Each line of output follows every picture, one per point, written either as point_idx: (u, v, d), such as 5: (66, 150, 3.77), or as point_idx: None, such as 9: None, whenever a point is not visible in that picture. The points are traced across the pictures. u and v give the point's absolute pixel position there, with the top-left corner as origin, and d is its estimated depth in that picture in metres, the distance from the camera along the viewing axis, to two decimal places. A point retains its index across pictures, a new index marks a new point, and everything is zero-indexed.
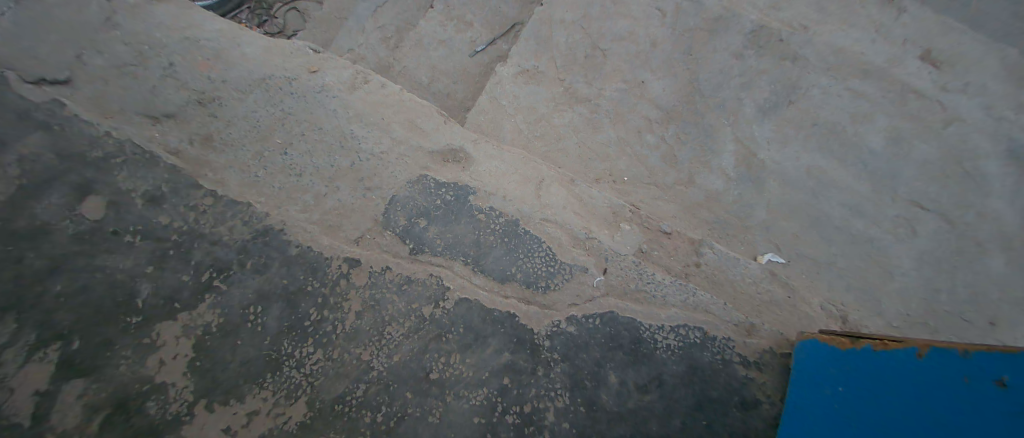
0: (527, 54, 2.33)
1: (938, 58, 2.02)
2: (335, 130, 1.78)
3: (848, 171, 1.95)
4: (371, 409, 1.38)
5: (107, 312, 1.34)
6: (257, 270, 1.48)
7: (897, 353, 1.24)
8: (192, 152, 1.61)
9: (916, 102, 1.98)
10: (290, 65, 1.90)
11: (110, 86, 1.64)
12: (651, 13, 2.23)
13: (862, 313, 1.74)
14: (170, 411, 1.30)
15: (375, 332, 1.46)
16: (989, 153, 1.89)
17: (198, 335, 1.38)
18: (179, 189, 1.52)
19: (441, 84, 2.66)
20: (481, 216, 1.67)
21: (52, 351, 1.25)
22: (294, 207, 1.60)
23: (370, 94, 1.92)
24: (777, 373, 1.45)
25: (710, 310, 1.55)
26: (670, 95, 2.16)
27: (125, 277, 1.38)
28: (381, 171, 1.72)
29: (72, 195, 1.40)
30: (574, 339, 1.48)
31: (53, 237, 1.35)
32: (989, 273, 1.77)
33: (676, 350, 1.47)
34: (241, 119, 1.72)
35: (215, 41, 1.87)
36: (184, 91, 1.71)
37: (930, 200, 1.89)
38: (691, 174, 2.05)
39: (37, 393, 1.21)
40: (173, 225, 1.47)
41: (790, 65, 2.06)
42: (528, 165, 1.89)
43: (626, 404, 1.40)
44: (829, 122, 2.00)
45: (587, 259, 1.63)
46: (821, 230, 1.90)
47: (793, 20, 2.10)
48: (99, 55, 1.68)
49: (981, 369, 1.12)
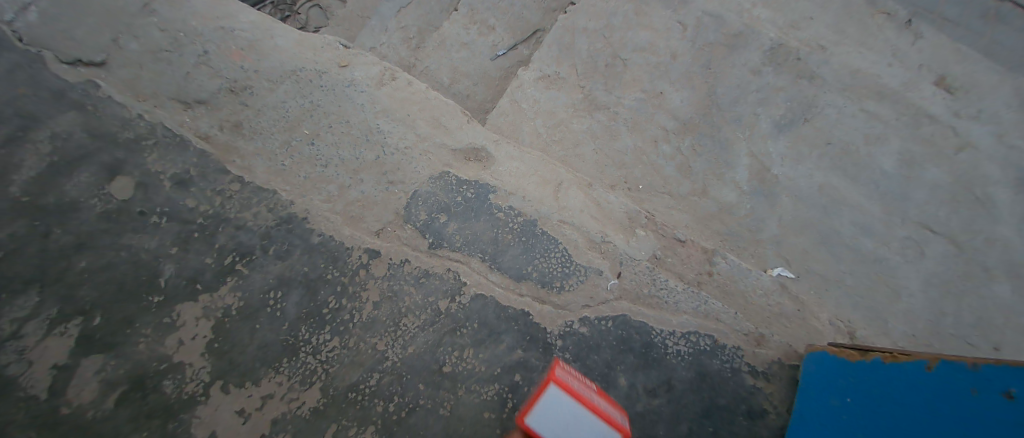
0: (549, 60, 2.37)
1: (953, 85, 2.06)
2: (361, 124, 1.81)
3: (860, 191, 1.97)
4: (383, 398, 1.41)
5: (129, 290, 1.36)
6: (278, 256, 1.51)
7: (907, 366, 1.26)
8: (221, 138, 1.65)
9: (929, 126, 2.01)
10: (319, 58, 1.94)
11: (144, 70, 1.68)
12: (673, 26, 2.28)
13: (868, 331, 1.75)
14: (186, 391, 1.32)
15: (391, 323, 1.50)
16: (998, 180, 1.92)
17: (217, 317, 1.41)
18: (207, 173, 1.55)
19: (461, 86, 2.71)
20: (500, 215, 1.71)
21: (72, 326, 1.27)
22: (318, 196, 1.64)
23: (397, 91, 1.96)
24: (785, 383, 1.50)
25: (721, 318, 1.59)
26: (689, 107, 2.18)
27: (149, 257, 1.40)
28: (404, 166, 1.76)
29: (102, 174, 1.44)
30: (586, 340, 1.52)
31: (81, 214, 1.38)
32: (995, 299, 1.80)
33: (686, 356, 1.52)
34: (270, 108, 1.77)
35: (249, 31, 1.90)
36: (216, 79, 1.75)
37: (940, 224, 1.91)
38: (705, 185, 2.06)
39: (54, 366, 1.22)
40: (199, 208, 1.50)
41: (806, 84, 2.10)
42: (548, 167, 1.93)
43: (634, 407, 1.45)
44: (843, 142, 2.03)
45: (602, 262, 1.66)
46: (832, 248, 1.91)
47: (812, 40, 2.15)
48: (135, 39, 1.72)
49: (989, 380, 1.12)
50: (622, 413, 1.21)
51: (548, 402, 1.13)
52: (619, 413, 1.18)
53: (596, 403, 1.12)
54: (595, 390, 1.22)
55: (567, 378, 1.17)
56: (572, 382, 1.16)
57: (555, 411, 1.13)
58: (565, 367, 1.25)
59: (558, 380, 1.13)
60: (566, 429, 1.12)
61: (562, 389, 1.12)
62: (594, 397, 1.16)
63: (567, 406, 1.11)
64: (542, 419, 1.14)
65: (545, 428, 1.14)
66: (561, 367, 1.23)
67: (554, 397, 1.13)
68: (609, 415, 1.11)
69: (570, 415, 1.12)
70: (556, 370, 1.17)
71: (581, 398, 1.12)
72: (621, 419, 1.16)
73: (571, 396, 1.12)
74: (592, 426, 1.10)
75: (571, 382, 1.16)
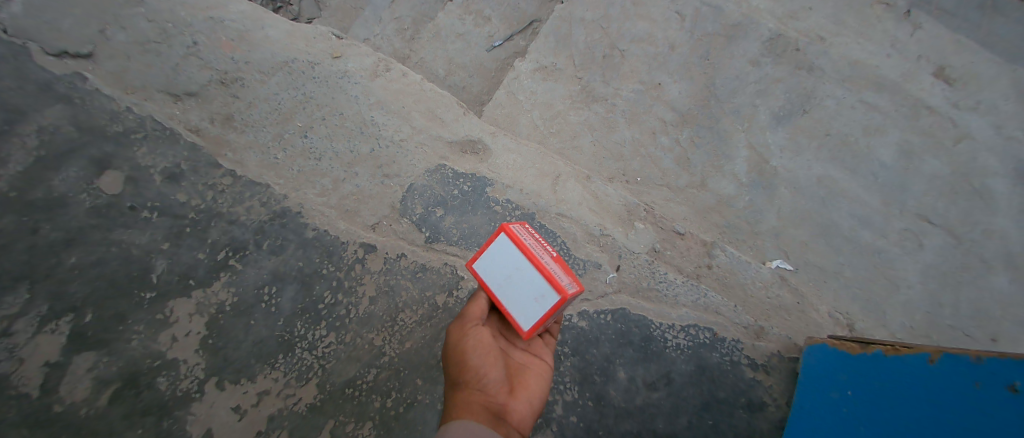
0: (546, 51, 2.34)
1: (951, 76, 2.05)
2: (355, 116, 1.79)
3: (860, 182, 1.96)
4: (381, 394, 1.44)
5: (121, 286, 1.32)
6: (273, 251, 1.49)
7: (909, 358, 1.30)
8: (212, 131, 1.62)
9: (928, 117, 1.99)
10: (312, 49, 1.91)
11: (133, 62, 1.64)
12: (670, 16, 2.26)
13: (867, 323, 1.77)
14: (180, 388, 1.30)
15: (388, 317, 1.51)
16: (997, 172, 1.91)
17: (211, 313, 1.38)
18: (198, 168, 1.52)
19: (457, 78, 2.68)
20: (498, 209, 1.72)
21: (63, 323, 1.23)
22: (313, 190, 1.62)
23: (391, 82, 1.93)
24: (784, 376, 1.53)
25: (720, 311, 1.63)
26: (687, 98, 2.16)
27: (141, 252, 1.36)
28: (400, 160, 1.75)
29: (91, 169, 1.38)
30: (585, 334, 1.55)
31: (70, 209, 1.32)
32: (993, 290, 1.80)
33: (685, 349, 1.56)
34: (262, 100, 1.74)
35: (239, 22, 1.86)
36: (206, 71, 1.72)
37: (938, 215, 1.90)
38: (704, 178, 2.04)
39: (46, 364, 1.18)
40: (191, 203, 1.46)
41: (804, 75, 2.08)
42: (547, 160, 1.92)
43: (633, 401, 1.49)
44: (842, 132, 2.01)
45: (601, 256, 1.69)
46: (831, 240, 1.90)
47: (810, 30, 2.13)
48: (123, 31, 1.68)
49: (992, 374, 1.19)
50: (578, 285, 1.19)
51: (495, 252, 1.18)
52: (571, 281, 1.16)
53: (540, 257, 1.14)
54: (555, 257, 1.20)
55: (522, 234, 1.18)
56: (525, 239, 1.18)
57: (502, 259, 1.17)
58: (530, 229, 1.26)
59: (508, 229, 1.16)
60: (507, 277, 1.17)
61: (510, 239, 1.16)
62: (546, 256, 1.16)
63: (511, 256, 1.15)
64: (488, 266, 1.20)
65: (489, 275, 1.20)
66: (523, 227, 1.24)
67: (501, 246, 1.17)
68: (552, 273, 1.12)
69: (513, 265, 1.16)
70: (511, 224, 1.20)
71: (525, 251, 1.14)
72: (570, 285, 1.15)
73: (516, 248, 1.15)
74: (534, 281, 1.13)
75: (523, 238, 1.17)
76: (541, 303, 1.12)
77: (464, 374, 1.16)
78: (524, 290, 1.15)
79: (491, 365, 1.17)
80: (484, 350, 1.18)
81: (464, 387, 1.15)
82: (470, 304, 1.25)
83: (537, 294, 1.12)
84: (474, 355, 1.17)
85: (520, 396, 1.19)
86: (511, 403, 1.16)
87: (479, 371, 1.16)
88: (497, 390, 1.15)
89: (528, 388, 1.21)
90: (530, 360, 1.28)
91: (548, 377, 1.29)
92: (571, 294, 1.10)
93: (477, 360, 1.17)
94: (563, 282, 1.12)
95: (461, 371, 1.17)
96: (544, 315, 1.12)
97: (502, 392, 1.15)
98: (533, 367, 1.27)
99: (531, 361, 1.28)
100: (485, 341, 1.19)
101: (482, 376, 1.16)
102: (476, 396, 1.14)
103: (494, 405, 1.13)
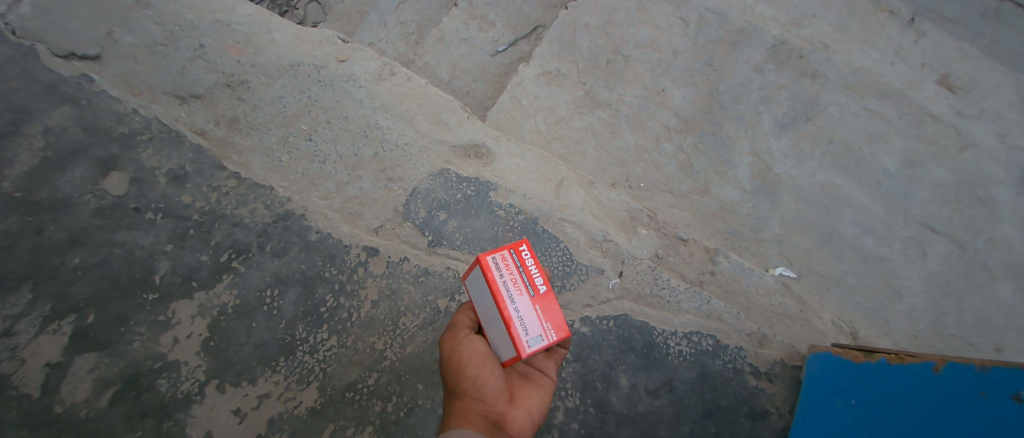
0: (549, 56, 2.35)
1: (955, 84, 2.05)
2: (359, 119, 1.79)
3: (863, 190, 1.95)
4: (381, 398, 1.44)
5: (124, 287, 1.32)
6: (276, 253, 1.50)
7: (914, 367, 1.29)
8: (217, 133, 1.63)
9: (931, 126, 1.99)
10: (317, 52, 1.92)
11: (140, 65, 1.65)
12: (675, 22, 2.26)
13: (871, 331, 1.76)
14: (180, 391, 1.30)
15: (390, 321, 1.51)
16: (1001, 181, 1.91)
17: (213, 315, 1.38)
18: (202, 169, 1.53)
19: (461, 82, 2.69)
20: (501, 213, 1.72)
21: (65, 324, 1.23)
22: (317, 193, 1.62)
23: (396, 86, 1.93)
24: (787, 385, 1.52)
25: (723, 318, 1.63)
26: (690, 105, 2.16)
27: (144, 253, 1.37)
28: (404, 163, 1.75)
29: (96, 170, 1.39)
30: (587, 340, 1.55)
31: (75, 210, 1.33)
32: (997, 300, 1.79)
33: (688, 356, 1.55)
34: (267, 103, 1.74)
35: (246, 24, 1.87)
36: (212, 73, 1.73)
37: (942, 224, 1.89)
38: (707, 184, 2.04)
39: (48, 365, 1.18)
40: (195, 205, 1.47)
41: (809, 82, 2.08)
42: (550, 165, 1.92)
43: (635, 407, 1.48)
44: (846, 140, 2.01)
45: (604, 261, 1.69)
46: (833, 247, 1.89)
47: (814, 37, 2.13)
48: (130, 33, 1.69)
49: (998, 384, 1.17)
50: (556, 332, 1.15)
51: (475, 283, 1.22)
52: (543, 331, 1.14)
53: (507, 304, 1.14)
54: (537, 296, 1.17)
55: (501, 269, 1.17)
56: (502, 275, 1.17)
57: (480, 291, 1.20)
58: (524, 253, 1.21)
59: (483, 265, 1.17)
60: (484, 309, 1.21)
61: (483, 276, 1.17)
62: (519, 300, 1.15)
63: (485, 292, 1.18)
64: (473, 291, 1.25)
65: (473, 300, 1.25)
66: (513, 254, 1.20)
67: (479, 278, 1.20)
68: (514, 327, 1.12)
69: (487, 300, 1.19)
70: (493, 254, 1.18)
71: (495, 293, 1.15)
72: (538, 338, 1.13)
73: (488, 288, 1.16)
74: (499, 325, 1.16)
75: (499, 275, 1.16)
76: (505, 348, 1.16)
77: (461, 383, 1.16)
78: (495, 329, 1.18)
79: (489, 373, 1.16)
80: (480, 360, 1.17)
81: (462, 397, 1.15)
82: (460, 317, 1.30)
83: (502, 339, 1.16)
84: (470, 363, 1.17)
85: (520, 406, 1.17)
86: (511, 412, 1.14)
87: (477, 380, 1.15)
88: (496, 399, 1.14)
89: (528, 399, 1.20)
90: (529, 372, 1.27)
91: (551, 387, 1.28)
92: (528, 353, 1.11)
93: (473, 369, 1.16)
94: (526, 336, 1.12)
95: (458, 380, 1.16)
96: (508, 359, 1.16)
97: (502, 401, 1.14)
98: (534, 378, 1.26)
99: (531, 373, 1.27)
100: (479, 350, 1.18)
101: (479, 384, 1.15)
102: (474, 405, 1.13)
103: (492, 414, 1.13)
